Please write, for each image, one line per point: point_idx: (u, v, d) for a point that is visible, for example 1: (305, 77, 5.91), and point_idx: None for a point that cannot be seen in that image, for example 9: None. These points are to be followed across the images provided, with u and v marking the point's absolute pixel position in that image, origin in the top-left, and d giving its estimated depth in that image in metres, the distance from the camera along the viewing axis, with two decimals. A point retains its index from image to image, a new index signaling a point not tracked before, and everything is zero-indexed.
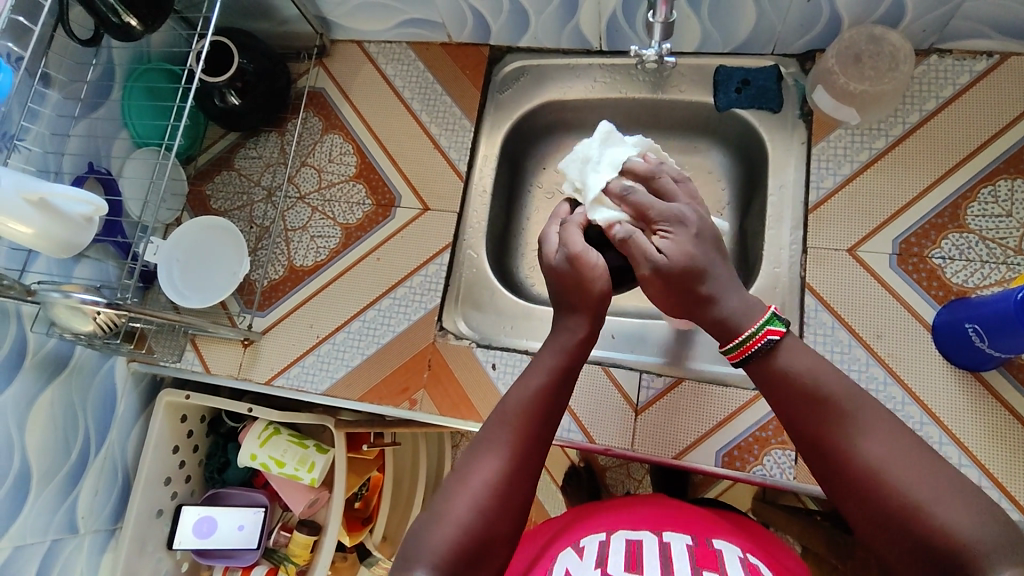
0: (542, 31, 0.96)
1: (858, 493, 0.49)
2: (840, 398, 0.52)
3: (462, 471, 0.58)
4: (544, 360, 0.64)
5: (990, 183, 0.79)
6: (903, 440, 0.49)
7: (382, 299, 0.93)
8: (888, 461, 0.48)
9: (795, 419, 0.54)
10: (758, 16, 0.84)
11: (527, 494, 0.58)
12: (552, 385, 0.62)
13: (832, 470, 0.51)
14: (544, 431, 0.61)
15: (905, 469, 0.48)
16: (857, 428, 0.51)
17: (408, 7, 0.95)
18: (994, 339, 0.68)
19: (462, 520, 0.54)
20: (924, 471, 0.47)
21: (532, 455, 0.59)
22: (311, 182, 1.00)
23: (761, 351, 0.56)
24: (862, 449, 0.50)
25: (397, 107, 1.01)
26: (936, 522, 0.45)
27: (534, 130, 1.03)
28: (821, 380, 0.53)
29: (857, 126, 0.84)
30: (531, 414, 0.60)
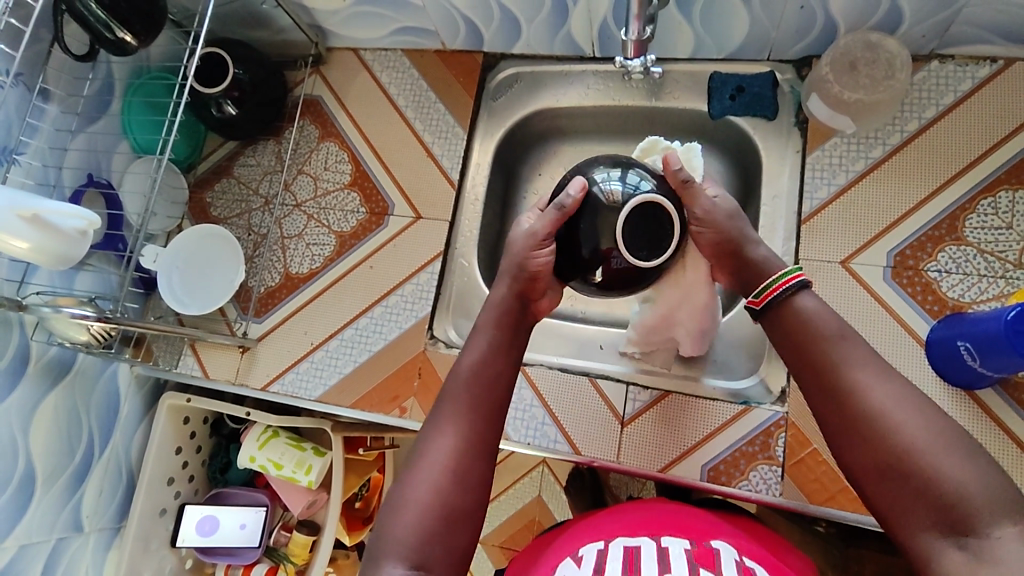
0: (535, 39, 0.95)
1: (859, 430, 0.50)
2: (852, 342, 0.55)
3: (417, 455, 0.58)
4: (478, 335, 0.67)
5: (990, 195, 0.76)
6: (907, 389, 0.51)
7: (374, 307, 0.94)
8: (893, 407, 0.49)
9: (806, 356, 0.56)
10: (750, 24, 0.82)
11: (487, 462, 0.59)
12: (487, 353, 0.65)
13: (839, 407, 0.52)
14: (494, 394, 0.63)
15: (909, 413, 0.49)
16: (863, 369, 0.52)
17: (400, 15, 0.95)
18: (985, 358, 0.66)
19: (420, 503, 0.55)
20: (924, 415, 0.49)
21: (484, 422, 0.60)
22: (308, 190, 1.01)
23: (785, 294, 0.60)
24: (869, 389, 0.51)
25: (392, 115, 1.01)
26: (934, 468, 0.46)
27: (529, 136, 1.02)
28: (835, 326, 0.56)
29: (853, 135, 0.82)
30: (475, 382, 0.62)
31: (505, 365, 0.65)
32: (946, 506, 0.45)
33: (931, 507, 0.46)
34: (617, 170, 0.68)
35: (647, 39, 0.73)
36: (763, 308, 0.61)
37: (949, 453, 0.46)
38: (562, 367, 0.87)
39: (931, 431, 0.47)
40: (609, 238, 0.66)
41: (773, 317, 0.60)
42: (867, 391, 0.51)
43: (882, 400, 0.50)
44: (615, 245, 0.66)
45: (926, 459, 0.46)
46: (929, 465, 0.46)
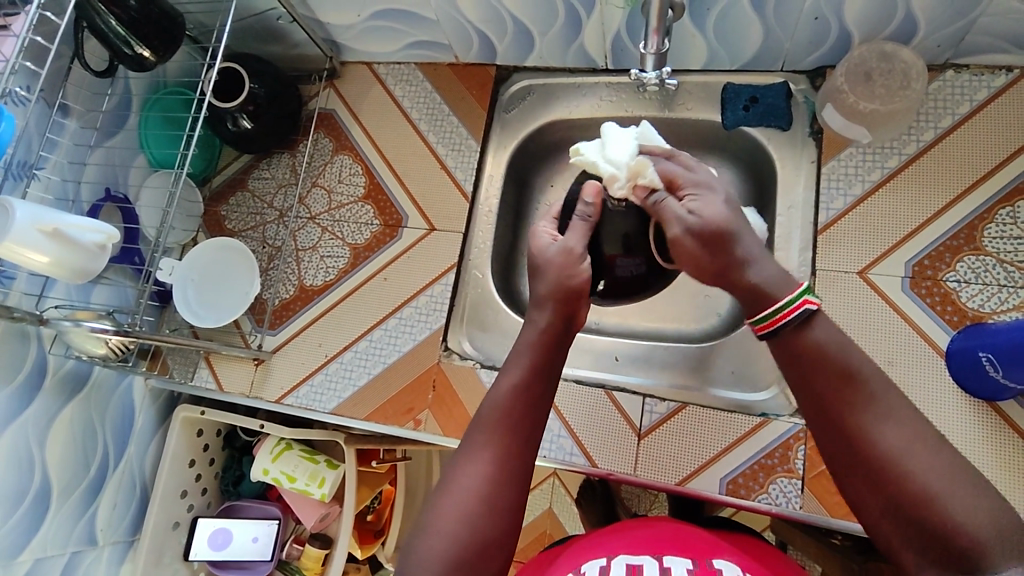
0: (549, 51, 0.96)
1: (874, 477, 0.49)
2: (873, 378, 0.51)
3: (449, 476, 0.58)
4: (521, 355, 0.65)
5: (1009, 205, 0.76)
6: (923, 432, 0.48)
7: (389, 318, 0.94)
8: (909, 451, 0.48)
9: (814, 399, 0.53)
10: (764, 35, 0.83)
11: (517, 491, 0.58)
12: (529, 380, 0.63)
13: (851, 447, 0.50)
14: (529, 420, 0.62)
15: (925, 458, 0.47)
16: (879, 409, 0.50)
17: (414, 29, 0.96)
18: (1008, 369, 0.65)
19: (450, 530, 0.54)
20: (946, 464, 0.47)
21: (517, 451, 0.60)
22: (322, 203, 1.02)
23: (791, 326, 0.55)
24: (881, 432, 0.49)
25: (406, 128, 1.02)
26: (952, 516, 0.45)
27: (541, 148, 1.03)
28: (849, 357, 0.52)
29: (868, 145, 0.82)
30: (511, 408, 0.61)
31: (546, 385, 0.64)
32: (958, 550, 0.44)
33: (944, 554, 0.45)
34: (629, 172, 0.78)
35: (665, 51, 0.75)
36: (766, 335, 0.57)
37: (966, 500, 0.45)
38: (577, 379, 0.86)
39: (953, 479, 0.46)
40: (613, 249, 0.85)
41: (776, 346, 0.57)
42: (880, 434, 0.49)
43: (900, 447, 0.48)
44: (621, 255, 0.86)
45: (943, 508, 0.45)
46: (947, 514, 0.45)
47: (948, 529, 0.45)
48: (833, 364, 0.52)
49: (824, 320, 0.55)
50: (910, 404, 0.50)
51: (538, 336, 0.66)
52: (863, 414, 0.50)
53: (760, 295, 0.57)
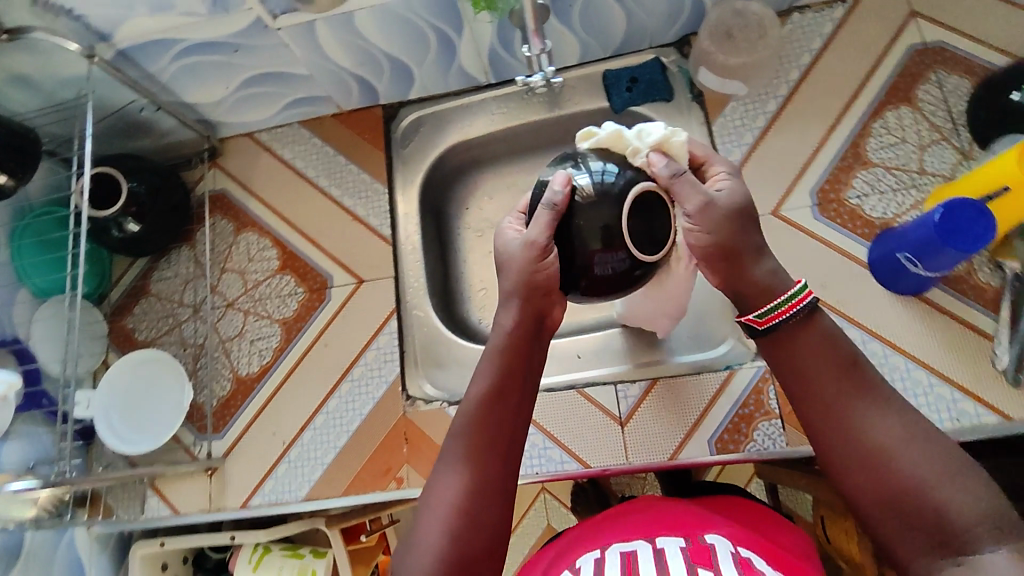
0: (429, 80, 0.96)
1: (865, 469, 0.47)
2: (862, 369, 0.50)
3: (428, 492, 0.54)
4: (490, 353, 0.60)
5: (879, 117, 0.83)
6: (911, 423, 0.47)
7: (340, 384, 0.89)
8: (902, 442, 0.47)
9: (801, 393, 0.51)
10: (627, 18, 0.87)
11: (501, 502, 0.55)
12: (500, 382, 0.58)
13: (841, 434, 0.49)
14: (506, 418, 0.57)
15: (916, 448, 0.46)
16: (870, 403, 0.49)
17: (289, 89, 0.94)
18: (925, 261, 0.70)
19: (433, 552, 0.50)
20: (933, 451, 0.46)
21: (496, 460, 0.56)
22: (236, 287, 0.97)
23: (791, 319, 0.52)
24: (871, 423, 0.48)
25: (306, 189, 0.99)
26: (944, 504, 0.44)
27: (447, 173, 1.02)
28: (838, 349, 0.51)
29: (746, 96, 0.88)
30: (484, 415, 0.57)
31: (523, 382, 0.59)
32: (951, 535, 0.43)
33: (934, 539, 0.44)
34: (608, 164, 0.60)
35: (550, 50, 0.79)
36: (765, 329, 0.53)
37: (954, 486, 0.44)
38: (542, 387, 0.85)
39: (940, 465, 0.45)
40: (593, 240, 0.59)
41: (765, 342, 0.54)
42: (872, 424, 0.48)
43: (890, 436, 0.47)
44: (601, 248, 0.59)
45: (938, 493, 0.44)
46: (938, 499, 0.44)
47: (936, 512, 0.44)
48: (831, 355, 0.51)
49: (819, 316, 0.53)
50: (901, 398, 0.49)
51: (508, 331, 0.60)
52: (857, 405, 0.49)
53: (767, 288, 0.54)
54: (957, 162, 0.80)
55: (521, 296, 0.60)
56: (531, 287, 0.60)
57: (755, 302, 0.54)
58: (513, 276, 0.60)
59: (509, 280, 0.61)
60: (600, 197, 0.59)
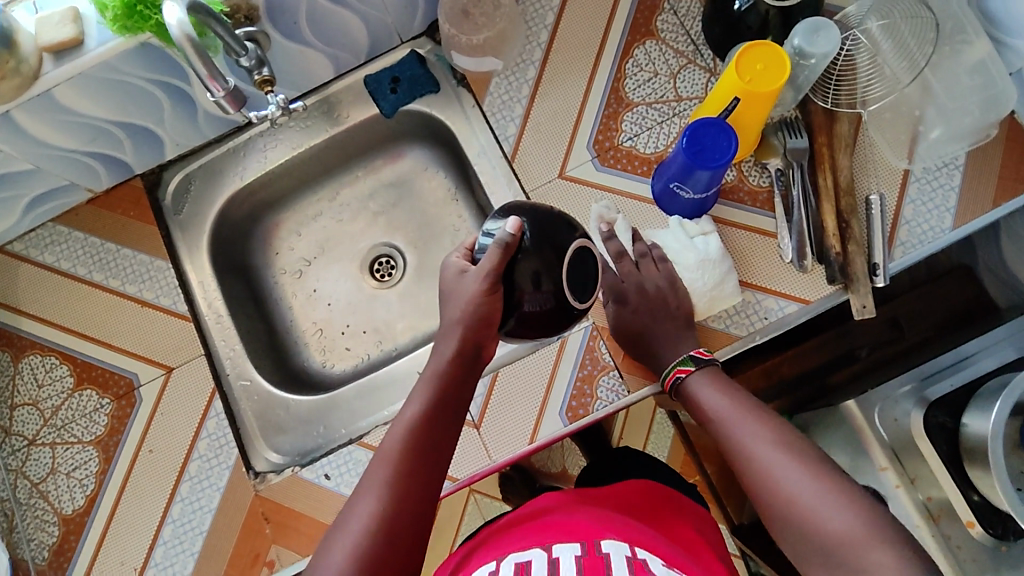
0: (181, 135, 0.88)
1: (760, 492, 0.58)
2: (750, 409, 0.62)
3: (341, 517, 0.56)
4: (422, 386, 0.63)
5: (630, 57, 0.84)
6: (797, 447, 0.58)
7: (180, 486, 0.81)
8: (784, 464, 0.57)
9: (715, 435, 0.64)
10: (362, 20, 0.82)
11: (418, 528, 0.56)
12: (429, 418, 0.60)
13: (740, 462, 0.60)
14: (432, 450, 0.59)
15: (798, 469, 0.56)
16: (758, 434, 0.60)
17: (20, 190, 0.83)
18: (692, 185, 0.72)
19: (334, 572, 0.52)
20: (811, 469, 0.56)
21: (415, 486, 0.57)
22: (34, 423, 0.85)
23: (681, 380, 0.68)
24: (761, 450, 0.59)
25: (82, 289, 0.88)
26: (823, 516, 0.53)
27: (240, 225, 0.95)
28: (732, 399, 0.64)
29: (505, 69, 0.86)
30: (411, 441, 0.59)
31: (453, 412, 0.63)
32: (834, 542, 0.52)
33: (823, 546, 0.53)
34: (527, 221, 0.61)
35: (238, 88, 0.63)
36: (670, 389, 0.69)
37: (829, 499, 0.54)
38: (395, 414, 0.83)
39: (816, 481, 0.55)
40: (525, 281, 0.60)
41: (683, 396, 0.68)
42: (761, 451, 0.59)
43: (772, 463, 0.57)
44: (530, 287, 0.60)
45: (815, 514, 0.53)
46: (815, 520, 0.53)
47: (821, 523, 0.53)
48: (728, 398, 0.64)
49: (713, 372, 0.67)
50: (787, 427, 0.60)
51: (442, 365, 0.63)
52: (747, 437, 0.60)
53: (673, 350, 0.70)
54: (706, 81, 0.82)
55: (465, 324, 0.62)
56: (473, 317, 0.62)
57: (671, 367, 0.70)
58: (460, 306, 0.62)
59: (457, 307, 0.62)
60: (529, 252, 0.60)
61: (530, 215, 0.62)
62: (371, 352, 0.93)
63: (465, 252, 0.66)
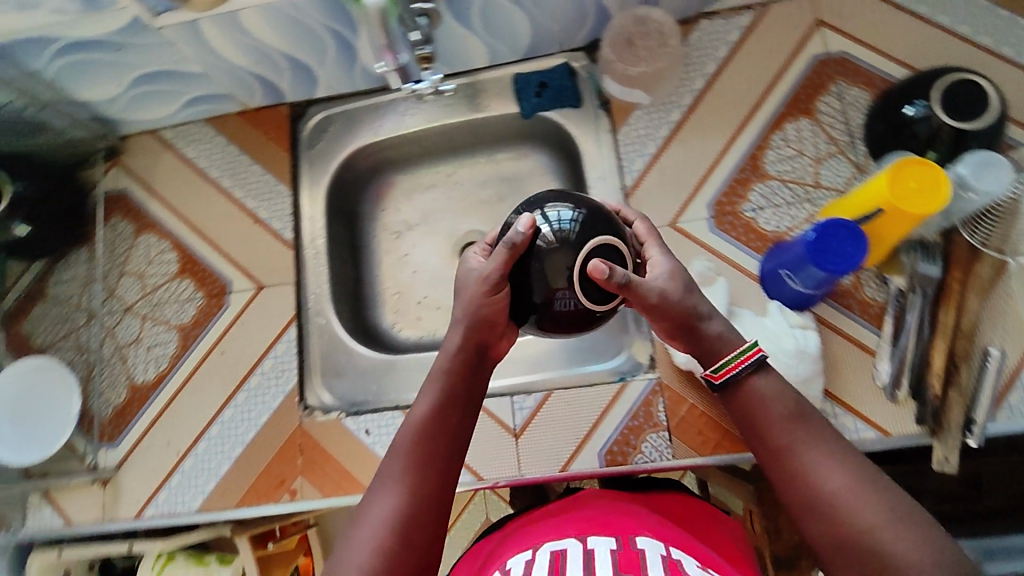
0: (334, 78, 0.93)
1: (819, 515, 0.50)
2: (811, 423, 0.54)
3: (361, 511, 0.56)
4: (433, 376, 0.61)
5: (779, 129, 0.82)
6: (866, 473, 0.51)
7: (237, 394, 0.87)
8: (852, 491, 0.50)
9: (766, 443, 0.55)
10: (530, 21, 0.84)
11: (435, 526, 0.55)
12: (441, 411, 0.59)
13: (796, 483, 0.52)
14: (443, 443, 0.58)
15: (868, 496, 0.49)
16: (824, 453, 0.52)
17: (186, 87, 0.91)
18: (804, 278, 0.70)
19: (357, 566, 0.52)
20: (882, 498, 0.49)
21: (431, 482, 0.56)
22: (135, 291, 0.94)
23: (745, 373, 0.56)
24: (826, 472, 0.51)
25: (209, 190, 0.96)
26: (894, 553, 0.47)
27: (359, 175, 1.00)
28: (791, 407, 0.55)
29: (650, 105, 0.87)
30: (422, 436, 0.58)
31: (465, 405, 0.61)
32: None
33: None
34: (569, 207, 0.58)
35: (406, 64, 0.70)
36: (720, 384, 0.58)
37: (903, 535, 0.47)
38: None
39: (889, 515, 0.48)
40: (558, 277, 0.56)
41: (728, 396, 0.58)
42: (828, 474, 0.51)
43: (834, 485, 0.50)
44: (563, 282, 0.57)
45: (885, 549, 0.47)
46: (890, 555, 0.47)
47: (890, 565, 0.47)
48: (786, 407, 0.55)
49: (771, 371, 0.57)
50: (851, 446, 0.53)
51: (450, 357, 0.61)
52: (808, 454, 0.52)
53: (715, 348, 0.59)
54: (851, 176, 0.80)
55: (467, 322, 0.60)
56: (482, 316, 0.60)
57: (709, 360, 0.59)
58: (463, 304, 0.61)
59: (461, 306, 0.61)
60: (559, 243, 0.57)
61: (570, 206, 0.58)
62: (438, 330, 0.96)
63: (486, 247, 0.66)
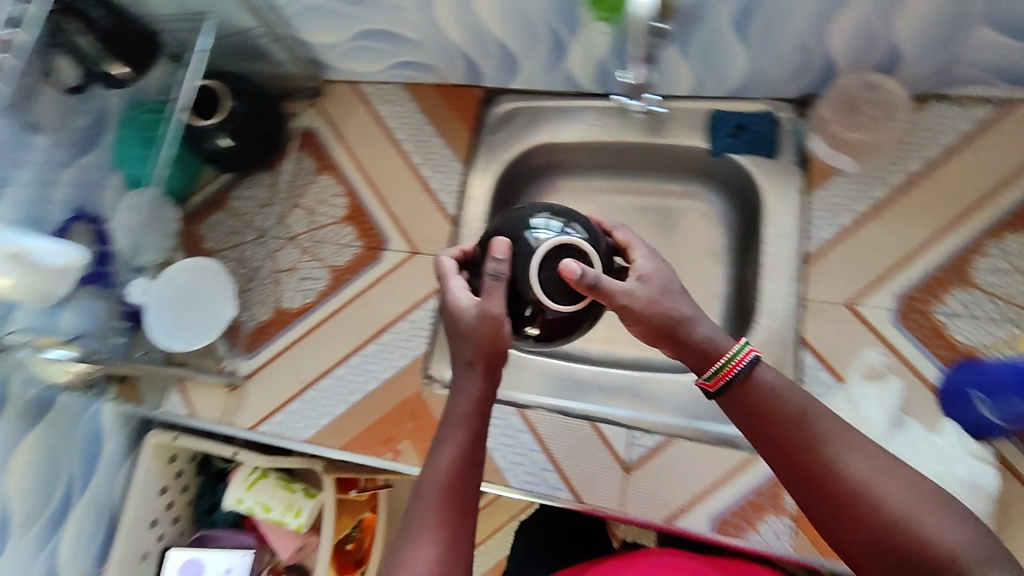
0: (536, 73, 0.95)
1: (847, 514, 0.46)
2: (826, 414, 0.50)
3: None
4: (455, 413, 0.55)
5: (997, 238, 0.76)
6: (889, 462, 0.47)
7: (368, 344, 0.92)
8: (880, 480, 0.46)
9: (780, 442, 0.50)
10: (751, 62, 0.82)
11: None
12: (469, 454, 0.53)
13: (821, 483, 0.47)
14: (471, 488, 0.52)
15: (896, 484, 0.45)
16: (847, 444, 0.48)
17: (399, 51, 0.96)
18: (999, 404, 0.69)
19: None
20: (911, 487, 0.46)
21: (460, 534, 0.50)
22: (302, 224, 1.01)
23: (741, 376, 0.52)
24: (850, 465, 0.47)
25: (390, 150, 1.01)
26: (932, 535, 0.43)
27: (528, 171, 1.00)
28: (801, 401, 0.50)
29: (854, 175, 0.82)
30: (450, 485, 0.52)
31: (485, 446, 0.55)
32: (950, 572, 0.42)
33: None
34: (559, 219, 0.61)
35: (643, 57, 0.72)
36: (717, 392, 0.53)
37: (942, 522, 0.44)
38: (561, 410, 0.81)
39: (923, 503, 0.45)
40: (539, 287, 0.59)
41: (729, 398, 0.53)
42: (853, 465, 0.47)
43: (864, 475, 0.46)
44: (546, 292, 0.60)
45: (924, 537, 0.43)
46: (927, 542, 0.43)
47: (930, 554, 0.43)
48: (797, 403, 0.50)
49: (768, 366, 0.53)
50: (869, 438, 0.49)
51: (472, 394, 0.56)
52: (835, 451, 0.47)
53: (704, 351, 0.54)
54: None
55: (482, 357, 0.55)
56: (493, 349, 0.55)
57: (700, 366, 0.54)
58: (468, 339, 0.55)
59: (466, 344, 0.56)
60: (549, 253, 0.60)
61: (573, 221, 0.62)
62: None
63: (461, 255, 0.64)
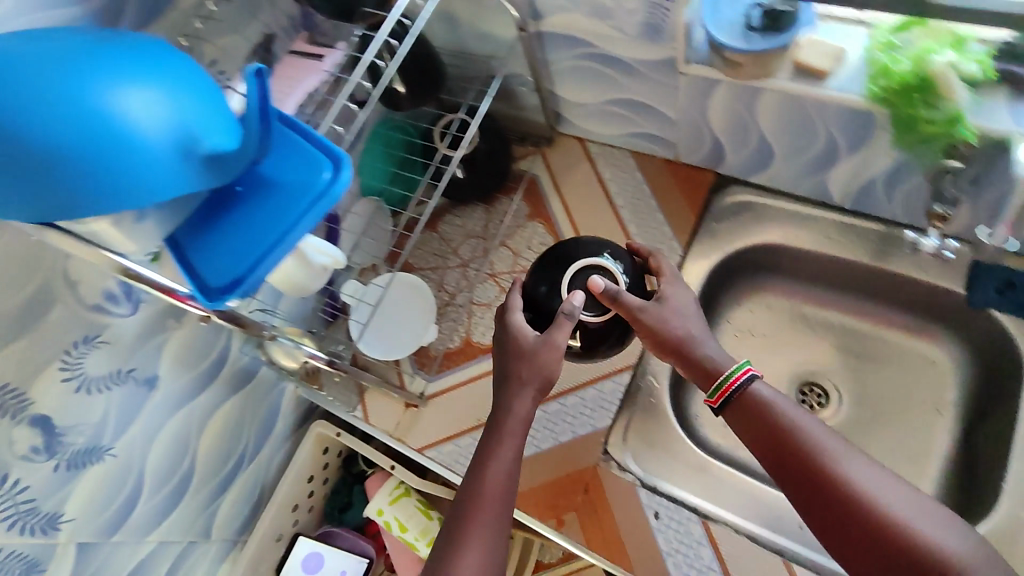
0: (784, 175, 0.92)
1: (852, 518, 0.56)
2: (828, 436, 0.60)
3: (445, 559, 0.60)
4: (509, 432, 0.66)
5: None
6: (885, 477, 0.57)
7: (551, 401, 0.89)
8: (882, 491, 0.56)
9: (781, 452, 0.60)
10: None
11: None
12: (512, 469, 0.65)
13: (826, 491, 0.57)
14: (509, 497, 0.64)
15: (895, 494, 0.56)
16: (855, 462, 0.58)
17: (647, 124, 0.96)
18: None
19: None
20: (909, 501, 0.55)
21: (499, 534, 0.62)
22: (506, 263, 1.02)
23: (738, 391, 0.64)
24: (856, 477, 0.57)
25: (607, 211, 1.01)
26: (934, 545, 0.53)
27: (742, 265, 0.97)
28: (795, 418, 0.61)
29: None
30: (494, 491, 0.63)
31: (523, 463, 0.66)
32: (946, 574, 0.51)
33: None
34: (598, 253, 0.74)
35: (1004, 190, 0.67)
36: (720, 405, 0.66)
37: (941, 533, 0.53)
38: (751, 533, 0.80)
39: (927, 517, 0.54)
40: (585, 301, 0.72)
41: (732, 409, 0.65)
42: (854, 474, 0.57)
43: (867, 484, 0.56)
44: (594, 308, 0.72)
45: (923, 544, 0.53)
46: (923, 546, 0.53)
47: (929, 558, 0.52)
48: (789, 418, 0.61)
49: (765, 384, 0.65)
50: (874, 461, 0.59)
51: (522, 414, 0.67)
52: (845, 467, 0.57)
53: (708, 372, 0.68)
54: None
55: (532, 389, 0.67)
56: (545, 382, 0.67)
57: (709, 385, 0.67)
58: (525, 363, 0.67)
59: (520, 368, 0.67)
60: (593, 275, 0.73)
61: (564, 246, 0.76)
62: (742, 450, 0.90)
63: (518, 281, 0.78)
